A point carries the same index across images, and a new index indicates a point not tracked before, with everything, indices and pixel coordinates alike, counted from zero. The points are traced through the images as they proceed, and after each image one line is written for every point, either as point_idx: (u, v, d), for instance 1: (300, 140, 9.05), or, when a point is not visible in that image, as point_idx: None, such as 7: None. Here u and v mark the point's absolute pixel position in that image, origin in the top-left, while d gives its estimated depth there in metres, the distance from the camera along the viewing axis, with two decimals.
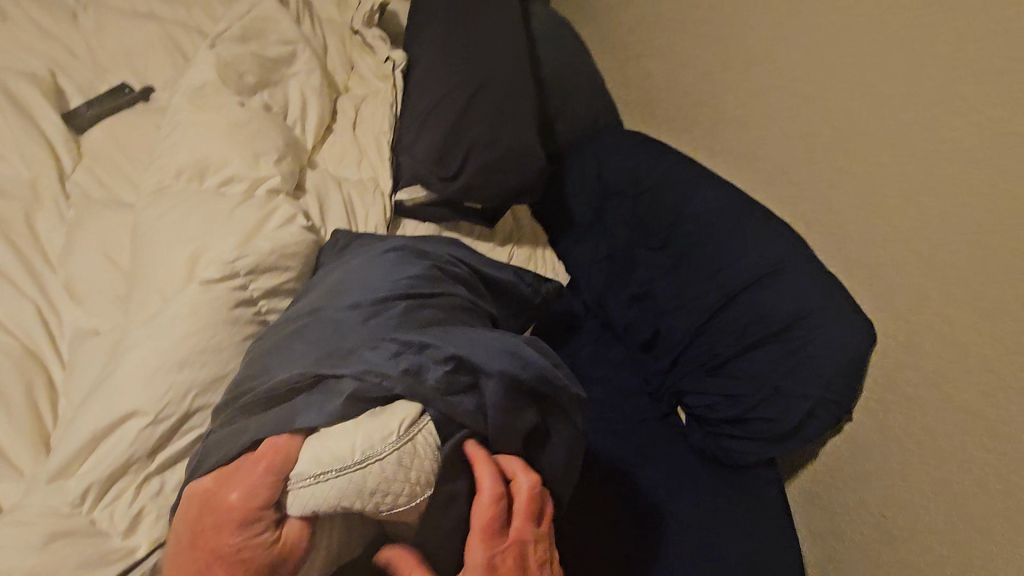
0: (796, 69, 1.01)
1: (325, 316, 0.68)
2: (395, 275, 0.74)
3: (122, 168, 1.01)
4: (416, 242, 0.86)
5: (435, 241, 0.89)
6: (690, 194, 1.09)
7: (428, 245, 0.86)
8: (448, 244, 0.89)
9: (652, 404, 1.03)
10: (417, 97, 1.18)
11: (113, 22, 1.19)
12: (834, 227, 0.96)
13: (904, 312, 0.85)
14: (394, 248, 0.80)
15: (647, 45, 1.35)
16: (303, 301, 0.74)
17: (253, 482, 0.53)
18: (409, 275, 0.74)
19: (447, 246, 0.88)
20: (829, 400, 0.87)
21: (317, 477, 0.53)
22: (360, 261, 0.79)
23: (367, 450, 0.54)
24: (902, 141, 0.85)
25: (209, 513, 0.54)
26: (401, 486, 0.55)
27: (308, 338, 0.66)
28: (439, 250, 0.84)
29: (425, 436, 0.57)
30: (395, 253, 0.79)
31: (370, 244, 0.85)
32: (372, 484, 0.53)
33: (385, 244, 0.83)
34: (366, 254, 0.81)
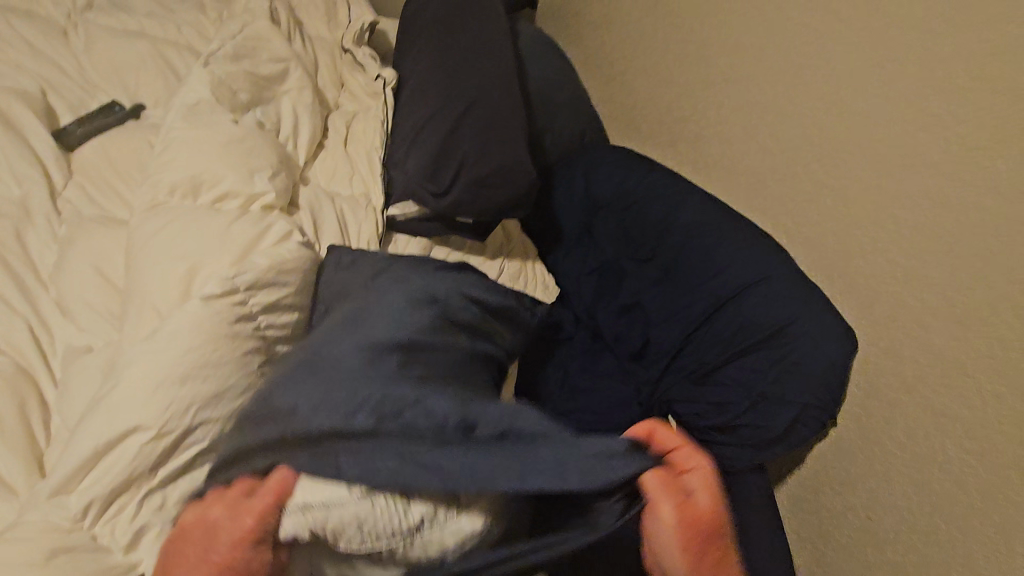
0: (774, 86, 1.05)
1: (330, 359, 0.70)
2: (403, 322, 0.75)
3: (115, 184, 1.01)
4: (425, 271, 0.87)
5: (443, 271, 0.89)
6: (675, 206, 1.13)
7: (436, 276, 0.86)
8: (458, 274, 0.90)
9: (643, 413, 1.03)
10: (408, 115, 1.21)
11: (104, 41, 1.20)
12: (813, 238, 1.00)
13: (882, 319, 0.88)
14: (401, 287, 0.82)
15: (630, 63, 1.39)
16: (309, 339, 0.75)
17: (259, 507, 0.56)
18: (416, 322, 0.76)
19: (456, 275, 0.89)
20: (813, 405, 0.90)
21: (297, 511, 0.57)
22: (370, 299, 0.80)
23: (338, 497, 0.57)
24: (875, 156, 0.89)
25: (211, 532, 0.56)
26: (357, 538, 0.57)
27: (313, 379, 0.67)
28: (447, 284, 0.86)
29: (384, 505, 0.58)
30: (405, 295, 0.80)
31: (377, 274, 0.86)
32: (332, 531, 0.57)
33: (395, 279, 0.84)
34: (375, 290, 0.82)
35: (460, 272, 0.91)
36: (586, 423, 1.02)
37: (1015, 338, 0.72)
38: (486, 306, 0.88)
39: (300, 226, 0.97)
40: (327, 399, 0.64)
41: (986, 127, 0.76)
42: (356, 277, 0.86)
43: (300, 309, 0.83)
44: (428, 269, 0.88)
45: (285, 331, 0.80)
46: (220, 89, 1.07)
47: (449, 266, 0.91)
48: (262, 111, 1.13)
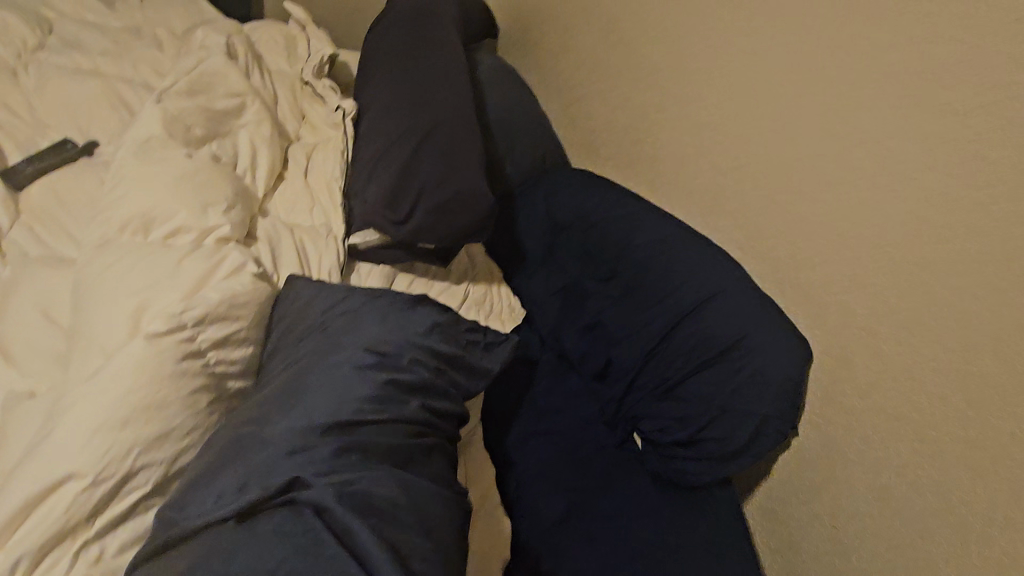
0: (720, 107, 1.08)
1: (256, 439, 0.66)
2: (342, 391, 0.72)
3: (65, 223, 0.99)
4: (381, 316, 0.83)
5: (405, 313, 0.84)
6: (634, 225, 1.14)
7: (393, 324, 0.82)
8: (420, 319, 0.84)
9: (609, 432, 1.04)
10: (366, 144, 1.21)
11: (55, 80, 1.19)
12: (765, 252, 1.02)
13: (834, 328, 0.90)
14: (353, 352, 0.77)
15: (586, 88, 1.42)
16: (250, 405, 0.72)
17: None
18: (355, 393, 0.72)
19: (415, 322, 0.83)
20: (773, 417, 0.91)
21: None
22: (315, 357, 0.77)
23: None
24: (818, 172, 0.92)
25: None
26: None
27: (231, 468, 0.64)
28: (403, 334, 0.81)
29: None
30: (351, 356, 0.76)
31: (330, 322, 0.82)
32: None
33: (347, 331, 0.80)
34: (325, 345, 0.79)
35: (425, 311, 0.86)
36: (555, 444, 1.01)
37: (954, 343, 0.75)
38: (448, 354, 0.83)
39: (256, 258, 0.96)
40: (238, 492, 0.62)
41: (913, 142, 0.79)
42: (312, 319, 0.83)
43: (253, 342, 0.82)
44: (388, 314, 0.83)
45: (236, 366, 0.79)
46: (173, 125, 1.07)
47: (410, 309, 0.85)
48: (218, 145, 1.13)
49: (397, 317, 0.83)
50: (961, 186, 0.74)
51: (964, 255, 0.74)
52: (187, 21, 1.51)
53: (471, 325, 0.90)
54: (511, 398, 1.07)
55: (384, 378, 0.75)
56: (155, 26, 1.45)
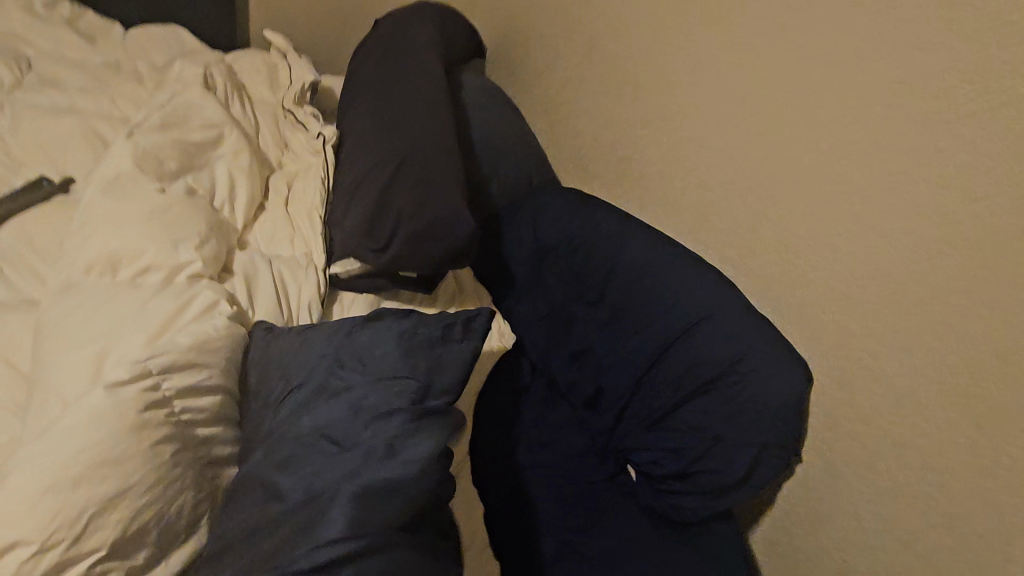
0: (707, 121, 1.04)
1: (256, 484, 0.69)
2: (314, 413, 0.74)
3: (36, 264, 0.97)
4: (338, 350, 0.82)
5: (367, 329, 0.84)
6: (620, 245, 1.10)
7: (350, 355, 0.81)
8: (377, 335, 0.82)
9: (600, 464, 0.99)
10: (345, 171, 1.18)
11: (31, 118, 1.18)
12: (758, 270, 0.98)
13: (832, 349, 0.86)
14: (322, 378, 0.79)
15: (571, 104, 1.38)
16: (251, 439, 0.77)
17: None
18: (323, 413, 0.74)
19: (376, 338, 0.82)
20: (772, 444, 0.87)
21: None
22: (291, 404, 0.77)
23: None
24: (809, 186, 0.88)
25: None
26: None
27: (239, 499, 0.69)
28: (367, 359, 0.80)
29: None
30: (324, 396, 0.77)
31: (294, 369, 0.81)
32: None
33: (314, 372, 0.80)
34: (296, 390, 0.79)
35: (379, 325, 0.84)
36: (546, 481, 0.96)
37: (959, 363, 0.71)
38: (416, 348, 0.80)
39: (230, 294, 0.93)
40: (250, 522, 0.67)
41: (903, 153, 0.76)
42: (280, 357, 0.83)
43: (225, 387, 0.79)
44: (344, 345, 0.82)
45: (205, 414, 0.75)
46: (144, 159, 1.04)
47: (364, 330, 0.84)
48: (193, 178, 1.10)
49: (352, 343, 0.82)
50: (956, 198, 0.71)
51: (964, 271, 0.70)
52: (167, 54, 1.50)
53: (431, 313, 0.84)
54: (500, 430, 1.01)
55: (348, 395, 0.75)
56: (134, 62, 1.45)
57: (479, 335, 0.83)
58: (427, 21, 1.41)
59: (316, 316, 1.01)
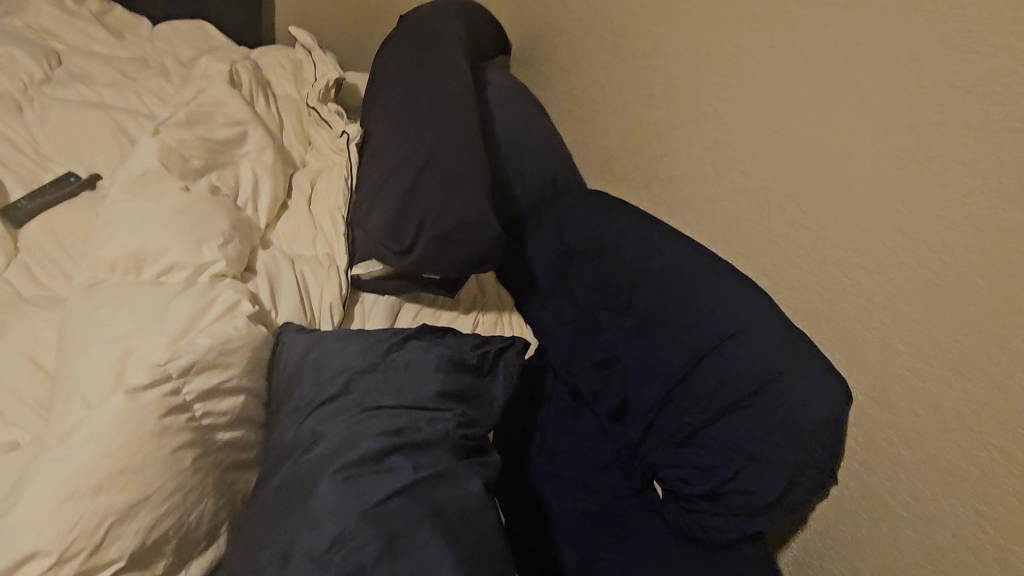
0: (743, 123, 1.00)
1: (302, 497, 0.64)
2: (362, 428, 0.71)
3: (63, 261, 0.97)
4: (378, 369, 0.80)
5: (405, 350, 0.84)
6: (649, 251, 1.06)
7: (392, 376, 0.79)
8: (417, 357, 0.82)
9: (625, 479, 0.96)
10: (369, 171, 1.17)
11: (60, 113, 1.18)
12: (795, 281, 0.94)
13: (874, 368, 0.82)
14: (362, 395, 0.77)
15: (599, 104, 1.34)
16: (279, 454, 0.72)
17: None
18: (373, 428, 0.72)
19: (415, 359, 0.82)
20: (808, 465, 0.83)
21: None
22: (332, 424, 0.73)
23: None
24: (852, 195, 0.84)
25: None
26: None
27: (281, 513, 0.63)
28: (413, 387, 0.79)
29: None
30: (373, 418, 0.73)
31: (331, 386, 0.78)
32: None
33: (356, 389, 0.77)
34: (336, 408, 0.75)
35: (418, 346, 0.84)
36: (568, 492, 0.93)
37: (1017, 388, 0.66)
38: (457, 376, 0.82)
39: (253, 294, 0.92)
40: (302, 533, 0.61)
41: (958, 162, 0.71)
42: (314, 372, 0.79)
43: (246, 391, 0.77)
44: (383, 364, 0.81)
45: (226, 417, 0.74)
46: (169, 156, 1.04)
47: (404, 352, 0.83)
48: (218, 176, 1.10)
49: (392, 365, 0.81)
50: (1017, 212, 0.66)
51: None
52: (194, 50, 1.50)
53: (466, 342, 0.89)
54: (522, 439, 0.99)
55: (398, 413, 0.75)
56: (162, 58, 1.45)
57: (506, 372, 0.89)
58: (455, 18, 1.39)
59: (337, 318, 1.00)
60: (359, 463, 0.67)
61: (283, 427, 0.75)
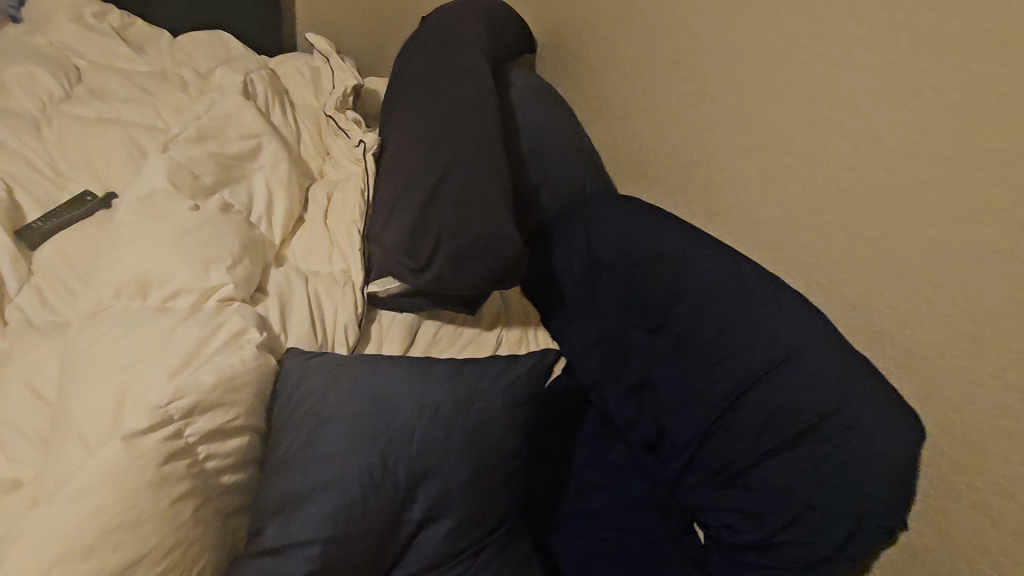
0: (792, 122, 0.90)
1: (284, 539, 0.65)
2: (353, 471, 0.69)
3: (74, 285, 0.95)
4: (379, 402, 0.74)
5: (414, 379, 0.78)
6: (687, 265, 0.98)
7: (393, 408, 0.74)
8: (425, 391, 0.77)
9: (662, 521, 0.86)
10: (386, 180, 1.09)
11: (76, 131, 1.16)
12: (854, 299, 0.84)
13: (952, 401, 0.72)
14: (360, 429, 0.72)
15: (628, 103, 1.25)
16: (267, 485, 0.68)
17: None
18: (365, 470, 0.69)
19: (422, 391, 0.76)
20: (874, 511, 0.74)
21: None
22: (348, 482, 0.68)
23: None
24: (923, 203, 0.74)
25: None
26: None
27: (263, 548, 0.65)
28: (415, 424, 0.74)
29: None
30: (391, 483, 0.70)
31: (330, 421, 0.72)
32: None
33: (373, 442, 0.71)
34: (341, 443, 0.71)
35: (427, 376, 0.78)
36: (598, 534, 0.85)
37: None
38: (467, 411, 0.77)
39: (262, 318, 0.87)
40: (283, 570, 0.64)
41: None
42: (314, 404, 0.73)
43: (257, 429, 0.74)
44: (386, 396, 0.75)
45: (231, 459, 0.69)
46: (179, 173, 1.00)
47: (427, 398, 0.76)
48: (230, 191, 1.06)
49: (396, 398, 0.75)
50: None
51: None
52: (212, 62, 1.48)
53: (485, 369, 0.82)
54: (546, 471, 0.91)
55: (393, 455, 0.71)
56: (180, 70, 1.43)
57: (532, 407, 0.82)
58: (475, 17, 1.32)
59: (353, 340, 0.93)
60: (342, 513, 0.67)
61: (273, 458, 0.71)
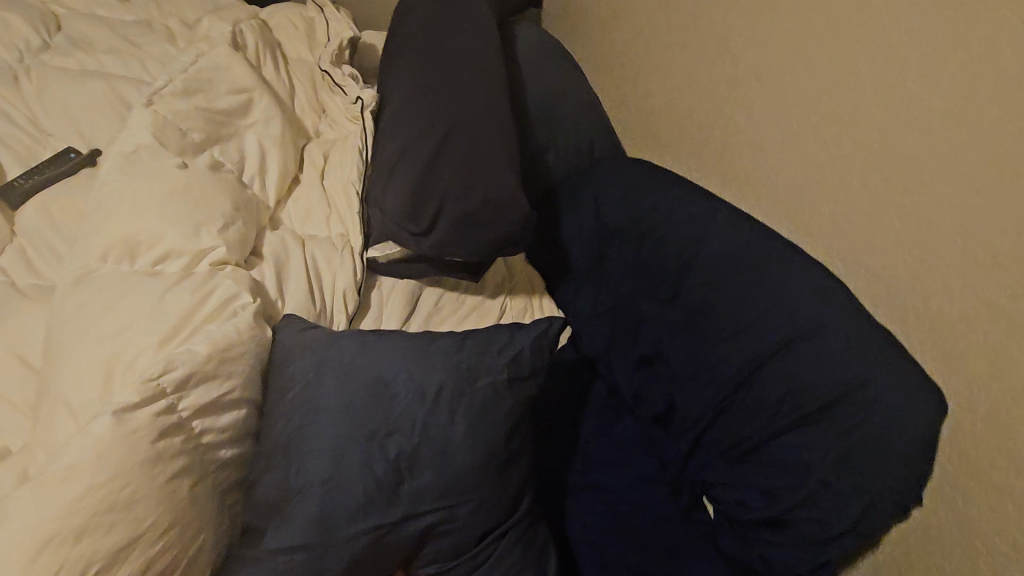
0: (820, 80, 0.85)
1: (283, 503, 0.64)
2: (350, 434, 0.67)
3: (59, 247, 0.90)
4: (376, 366, 0.72)
5: (414, 345, 0.75)
6: (702, 233, 0.94)
7: (391, 373, 0.72)
8: (424, 356, 0.74)
9: (672, 496, 0.85)
10: (385, 139, 1.04)
11: (56, 83, 1.10)
12: (878, 272, 0.80)
13: (977, 378, 0.68)
14: (357, 394, 0.70)
15: (642, 60, 1.18)
16: (266, 453, 0.67)
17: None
18: (362, 433, 0.67)
19: (420, 356, 0.74)
20: (894, 488, 0.72)
21: None
22: (346, 474, 0.65)
23: None
24: (960, 169, 0.69)
25: None
26: None
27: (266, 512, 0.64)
28: (413, 388, 0.71)
29: None
30: (388, 450, 0.67)
31: (327, 387, 0.70)
32: None
33: (371, 429, 0.68)
34: (336, 408, 0.68)
35: (428, 343, 0.76)
36: (602, 507, 0.84)
37: None
38: (468, 375, 0.73)
39: (257, 283, 0.82)
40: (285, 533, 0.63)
41: None
42: (312, 371, 0.71)
43: (252, 400, 0.71)
44: (384, 361, 0.72)
45: (227, 432, 0.67)
46: (165, 130, 0.94)
47: (425, 364, 0.73)
48: (221, 150, 1.00)
49: (394, 363, 0.73)
50: None
51: None
52: (200, 11, 1.39)
53: (487, 335, 0.78)
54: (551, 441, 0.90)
55: (390, 418, 0.69)
56: (166, 19, 1.35)
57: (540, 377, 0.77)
58: None
59: (353, 309, 0.90)
60: (341, 475, 0.65)
61: (271, 427, 0.68)
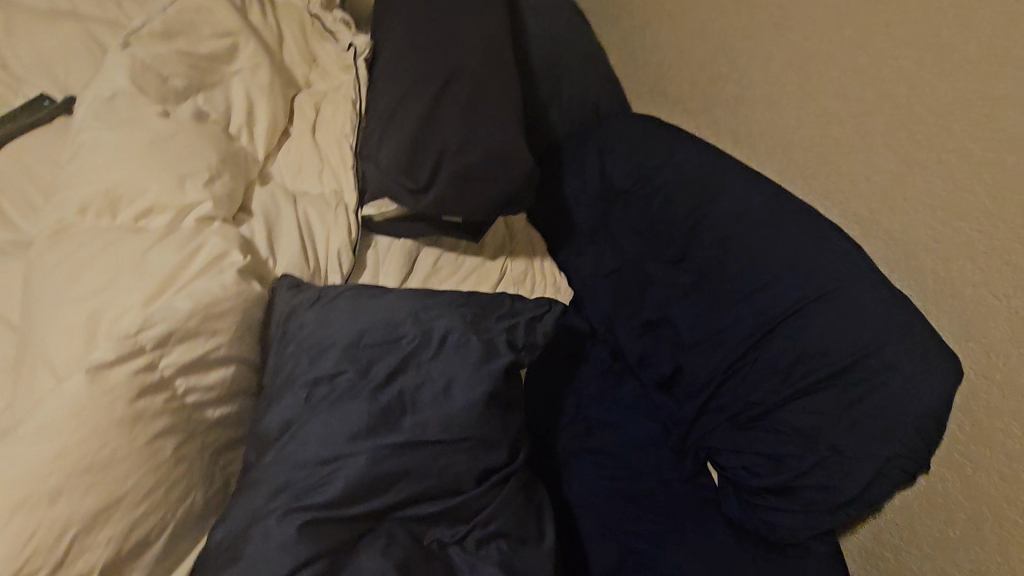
0: (846, 29, 0.79)
1: (283, 440, 0.61)
2: (353, 375, 0.65)
3: (34, 200, 0.85)
4: (381, 315, 0.70)
5: (419, 299, 0.73)
6: (713, 194, 0.90)
7: (396, 321, 0.70)
8: (428, 308, 0.72)
9: (676, 461, 0.83)
10: (380, 89, 0.97)
11: (27, 24, 1.02)
12: (896, 235, 0.76)
13: (1000, 345, 0.65)
14: (361, 338, 0.68)
15: (653, 8, 1.11)
16: (266, 403, 0.65)
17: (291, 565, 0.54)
18: (366, 373, 0.65)
19: (425, 308, 0.72)
20: (904, 456, 0.70)
21: None
22: (349, 410, 0.62)
23: None
24: (994, 123, 0.65)
25: None
26: None
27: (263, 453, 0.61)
28: (418, 333, 0.69)
29: None
30: (392, 390, 0.64)
31: (330, 336, 0.68)
32: None
33: (374, 371, 0.65)
34: (338, 352, 0.66)
35: (433, 297, 0.74)
36: (603, 468, 0.82)
37: None
38: (474, 325, 0.71)
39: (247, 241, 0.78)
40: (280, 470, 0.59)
41: None
42: (314, 323, 0.69)
43: (248, 361, 0.69)
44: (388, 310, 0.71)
45: (215, 393, 0.64)
46: (144, 76, 0.88)
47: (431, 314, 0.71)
48: (205, 98, 0.94)
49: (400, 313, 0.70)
50: None
51: None
52: None
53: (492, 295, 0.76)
54: (552, 406, 0.88)
55: (395, 360, 0.66)
56: None
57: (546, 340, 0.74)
58: None
59: (347, 271, 0.85)
60: (342, 411, 0.62)
61: (272, 378, 0.67)
